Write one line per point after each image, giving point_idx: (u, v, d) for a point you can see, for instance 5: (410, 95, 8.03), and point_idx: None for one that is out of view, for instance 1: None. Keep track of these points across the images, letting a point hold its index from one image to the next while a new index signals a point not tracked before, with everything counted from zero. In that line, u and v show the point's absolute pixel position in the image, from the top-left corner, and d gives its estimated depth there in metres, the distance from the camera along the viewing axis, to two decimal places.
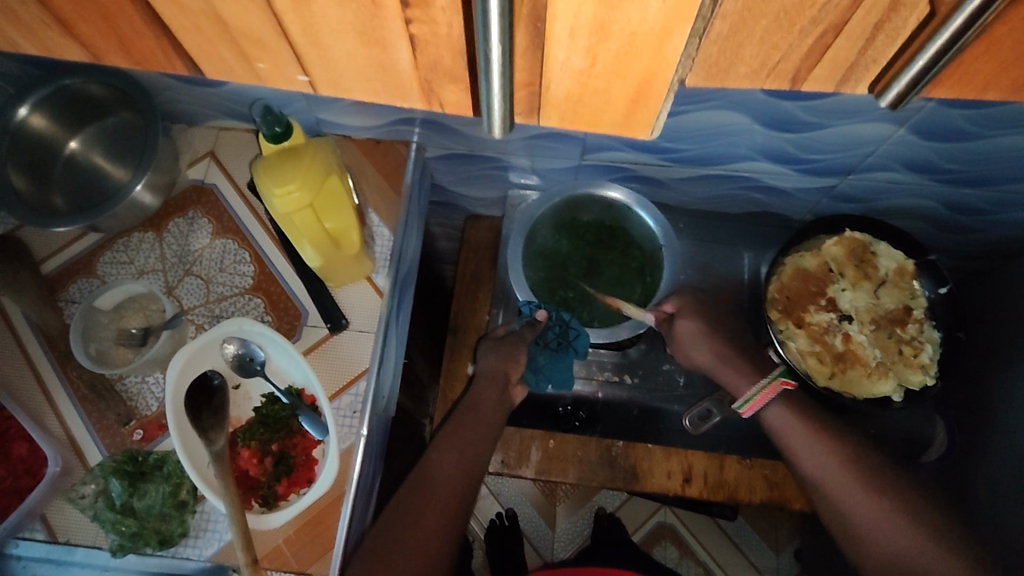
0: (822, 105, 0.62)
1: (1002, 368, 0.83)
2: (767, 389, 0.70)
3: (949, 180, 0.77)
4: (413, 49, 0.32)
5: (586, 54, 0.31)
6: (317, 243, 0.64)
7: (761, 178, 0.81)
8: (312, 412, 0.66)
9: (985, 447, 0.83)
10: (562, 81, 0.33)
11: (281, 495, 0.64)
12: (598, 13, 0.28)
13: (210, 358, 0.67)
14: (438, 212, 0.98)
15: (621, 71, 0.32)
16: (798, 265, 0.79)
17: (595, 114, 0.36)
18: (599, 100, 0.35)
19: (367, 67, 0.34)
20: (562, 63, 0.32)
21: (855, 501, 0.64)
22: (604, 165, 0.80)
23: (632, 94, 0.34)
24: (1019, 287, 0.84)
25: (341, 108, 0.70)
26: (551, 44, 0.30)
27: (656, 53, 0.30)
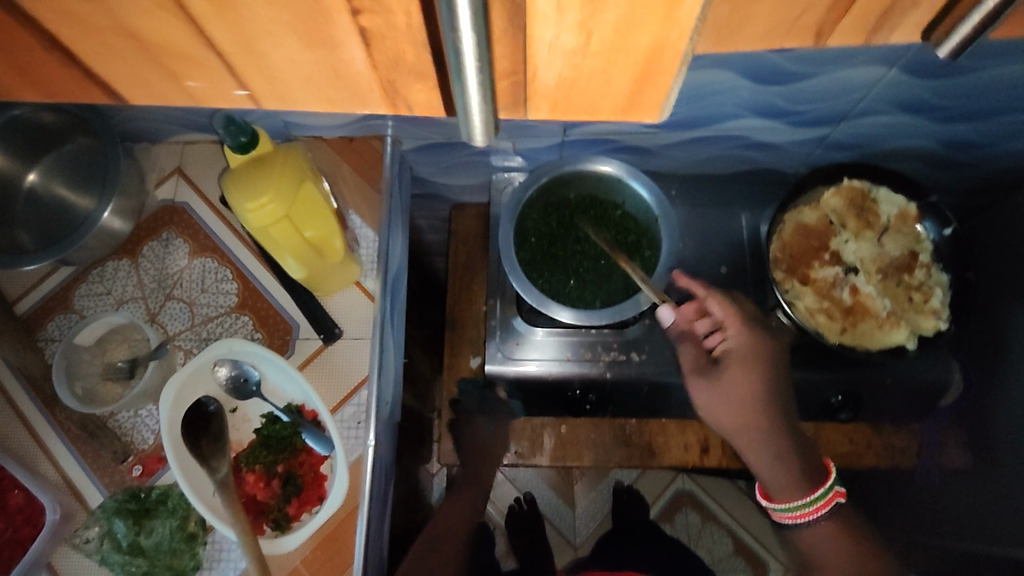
0: (812, 54, 0.60)
1: (1014, 304, 0.81)
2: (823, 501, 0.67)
3: (944, 117, 0.75)
4: (368, 45, 0.29)
5: (578, 29, 0.28)
6: (299, 255, 0.61)
7: (752, 136, 0.78)
8: (314, 427, 0.64)
9: (1001, 381, 0.81)
10: (555, 65, 0.31)
11: (293, 516, 0.61)
12: None
13: (204, 384, 0.64)
14: (421, 207, 0.95)
15: (622, 46, 0.29)
16: (798, 221, 0.77)
17: (596, 94, 0.34)
18: (598, 82, 0.32)
19: (317, 73, 0.31)
20: (551, 43, 0.29)
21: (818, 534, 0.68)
22: (590, 139, 0.78)
23: (639, 70, 0.31)
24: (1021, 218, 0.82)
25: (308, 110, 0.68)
26: (536, 22, 0.27)
27: (662, 20, 0.27)
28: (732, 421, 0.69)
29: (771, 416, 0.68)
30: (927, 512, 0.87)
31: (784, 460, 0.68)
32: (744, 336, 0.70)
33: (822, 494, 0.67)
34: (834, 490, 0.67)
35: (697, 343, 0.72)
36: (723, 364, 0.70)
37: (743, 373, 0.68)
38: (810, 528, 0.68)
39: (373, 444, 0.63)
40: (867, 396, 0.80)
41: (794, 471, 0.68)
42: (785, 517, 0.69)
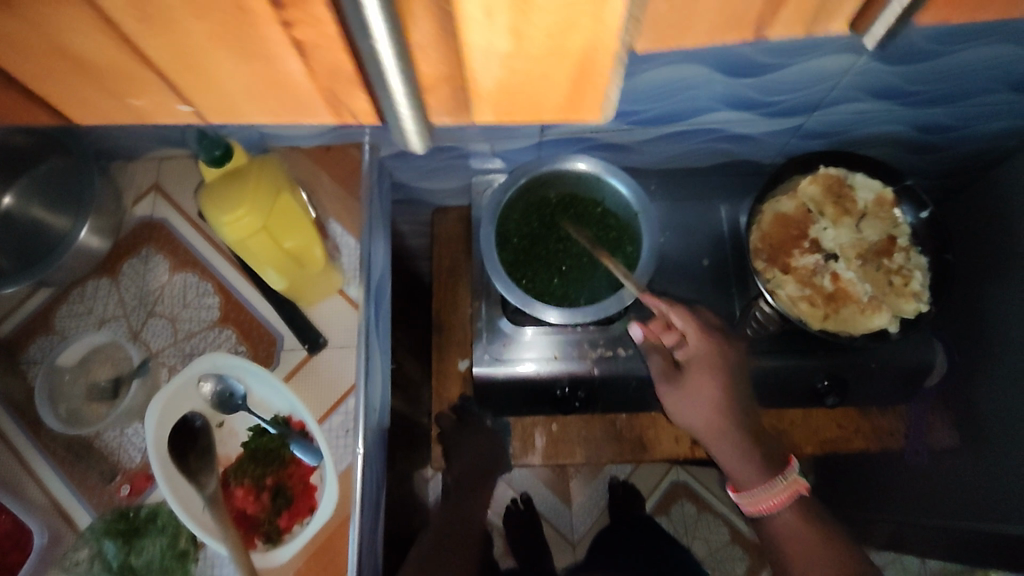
0: (781, 45, 0.61)
1: (990, 282, 0.83)
2: (784, 493, 0.69)
3: (915, 101, 0.76)
4: (302, 55, 0.35)
5: (512, 34, 0.33)
6: (279, 265, 0.61)
7: (728, 128, 0.79)
8: (303, 438, 0.63)
9: (985, 360, 0.82)
10: (499, 76, 0.37)
11: (284, 528, 0.61)
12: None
13: (189, 399, 0.64)
14: (403, 212, 0.95)
15: (557, 47, 0.34)
16: (776, 211, 0.78)
17: (541, 97, 0.39)
18: (538, 77, 0.37)
19: (262, 84, 0.37)
20: (486, 48, 0.34)
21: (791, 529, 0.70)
22: (567, 138, 0.79)
23: (575, 77, 0.37)
24: (998, 198, 0.84)
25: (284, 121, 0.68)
26: (470, 27, 0.32)
27: (591, 25, 0.32)
28: (701, 424, 0.71)
29: (736, 419, 0.70)
30: (925, 493, 0.89)
31: (751, 457, 0.70)
32: (708, 345, 0.71)
33: (785, 485, 0.69)
34: (797, 481, 0.70)
35: (666, 356, 0.74)
36: (688, 370, 0.71)
37: (707, 378, 0.70)
38: (781, 510, 0.70)
39: (361, 452, 0.63)
40: (854, 379, 0.78)
41: (763, 465, 0.70)
42: (754, 509, 0.70)
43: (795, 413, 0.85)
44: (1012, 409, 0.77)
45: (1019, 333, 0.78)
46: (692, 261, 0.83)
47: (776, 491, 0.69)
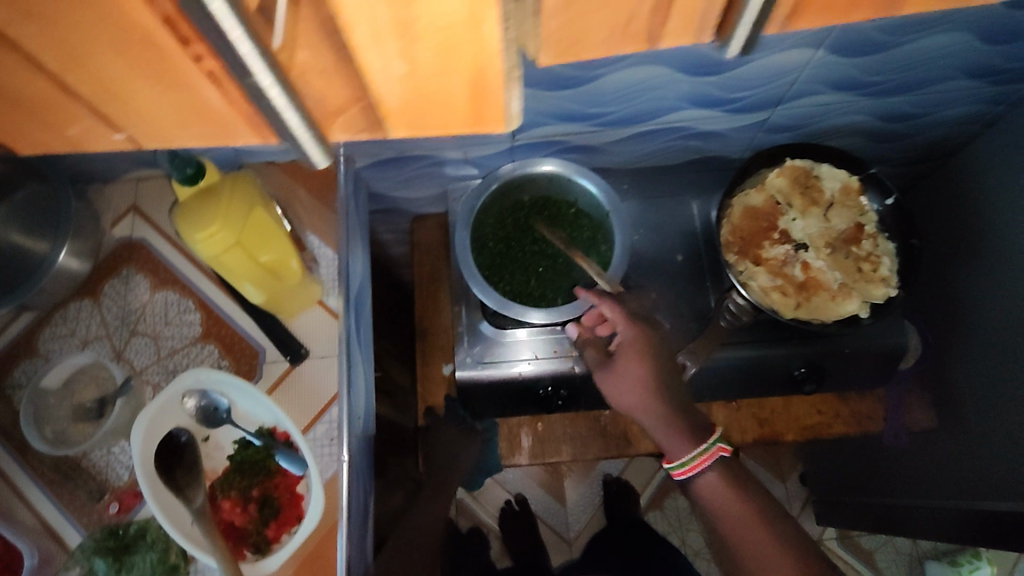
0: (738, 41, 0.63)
1: (960, 263, 0.85)
2: (705, 454, 0.69)
3: (875, 92, 0.78)
4: (218, 85, 0.31)
5: (401, 57, 0.29)
6: (256, 279, 0.62)
7: (695, 125, 0.81)
8: (288, 448, 0.65)
9: (961, 340, 0.84)
10: (390, 93, 0.32)
11: (272, 539, 0.62)
12: (393, 13, 0.26)
13: (174, 416, 0.65)
14: (383, 222, 0.96)
15: (448, 64, 0.30)
16: (745, 205, 0.80)
17: (440, 117, 0.35)
18: (439, 93, 0.32)
19: (187, 113, 0.33)
20: (382, 71, 0.30)
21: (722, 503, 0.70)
22: (538, 141, 0.80)
23: (471, 87, 0.32)
24: (966, 182, 0.87)
25: None
26: (358, 54, 0.29)
27: (474, 41, 0.28)
28: (630, 405, 0.72)
29: (663, 398, 0.70)
30: (910, 474, 0.91)
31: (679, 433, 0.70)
32: (634, 330, 0.72)
33: (706, 448, 0.69)
34: (718, 445, 0.70)
35: (599, 347, 0.75)
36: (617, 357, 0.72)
37: (635, 362, 0.71)
38: (718, 482, 0.70)
39: (345, 460, 0.64)
40: (830, 365, 0.80)
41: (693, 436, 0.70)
42: (681, 473, 0.70)
43: (776, 400, 0.87)
44: (986, 387, 0.79)
45: (989, 312, 0.80)
46: (667, 257, 0.85)
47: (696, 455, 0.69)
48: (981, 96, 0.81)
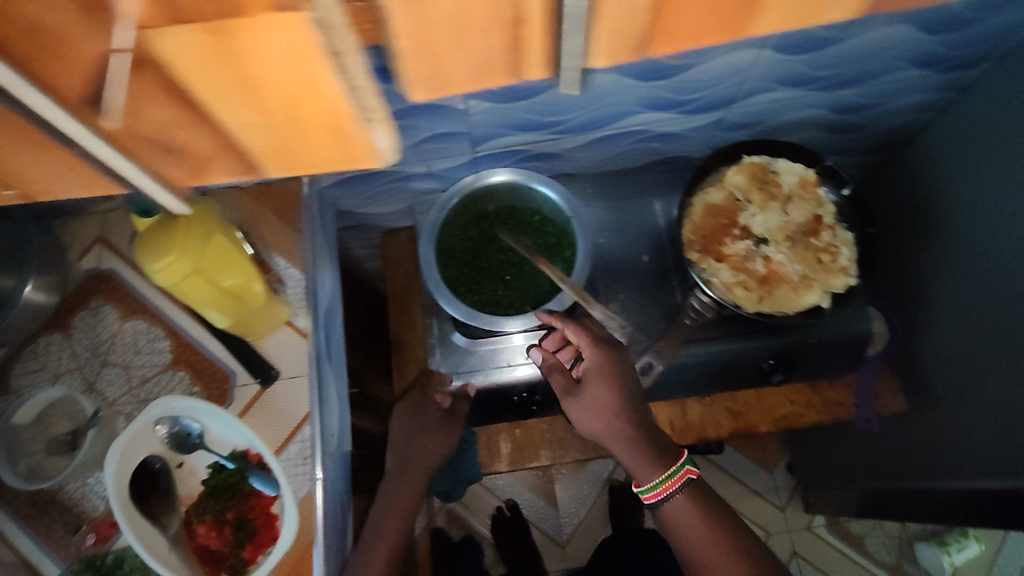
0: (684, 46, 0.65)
1: (921, 247, 0.87)
2: (676, 479, 0.70)
3: (828, 86, 0.79)
4: (75, 145, 0.36)
5: (254, 109, 0.35)
6: (219, 303, 0.63)
7: (653, 128, 0.83)
8: (261, 470, 0.65)
9: (928, 325, 0.86)
10: (254, 136, 0.37)
11: (249, 560, 0.63)
12: (235, 77, 0.32)
13: (146, 443, 0.65)
14: (353, 238, 0.97)
15: (300, 113, 0.35)
16: (706, 203, 0.81)
17: (313, 156, 0.40)
18: (304, 140, 0.38)
19: (57, 168, 0.39)
20: (241, 122, 0.36)
21: (695, 529, 0.70)
22: (499, 152, 0.81)
23: (328, 130, 0.37)
24: (924, 169, 0.88)
25: None
26: (215, 108, 0.35)
27: (315, 95, 0.33)
28: (599, 429, 0.72)
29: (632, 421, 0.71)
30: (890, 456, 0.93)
31: (645, 455, 0.71)
32: (599, 355, 0.72)
33: (675, 473, 0.70)
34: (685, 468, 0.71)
35: (565, 373, 0.76)
36: (586, 382, 0.72)
37: (600, 387, 0.71)
38: (687, 506, 0.71)
39: (320, 478, 0.66)
40: (795, 356, 0.81)
41: (659, 459, 0.71)
42: (652, 497, 0.71)
43: (748, 393, 0.88)
44: (952, 369, 0.81)
45: (953, 294, 0.82)
46: (633, 258, 0.86)
47: (668, 479, 0.70)
48: (932, 86, 0.82)
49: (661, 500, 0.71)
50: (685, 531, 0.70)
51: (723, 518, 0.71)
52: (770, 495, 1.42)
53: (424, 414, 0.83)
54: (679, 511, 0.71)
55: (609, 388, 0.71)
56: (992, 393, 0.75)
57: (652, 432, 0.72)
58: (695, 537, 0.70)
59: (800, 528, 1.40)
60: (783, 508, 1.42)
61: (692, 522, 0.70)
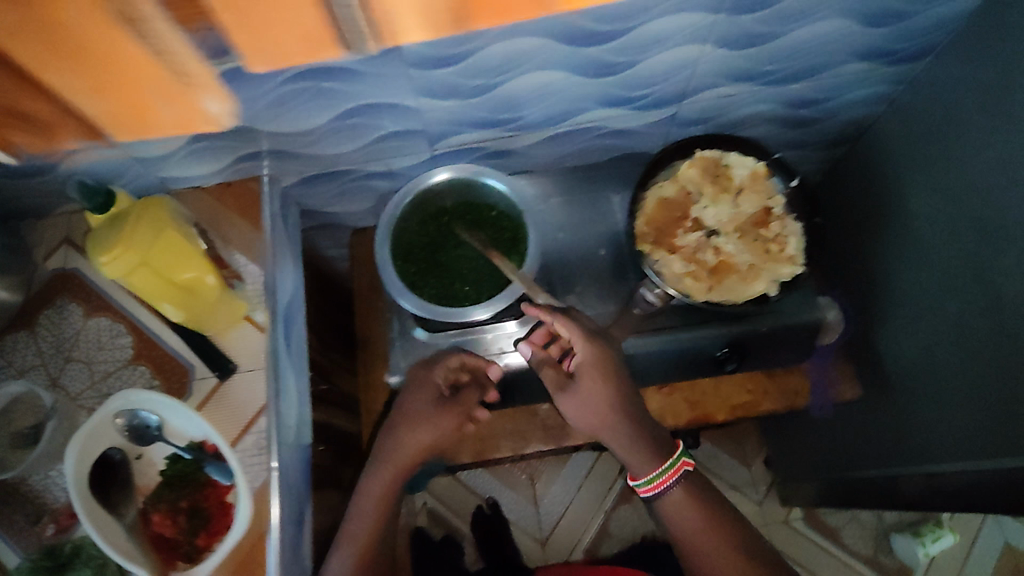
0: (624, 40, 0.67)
1: (881, 237, 0.89)
2: (673, 471, 0.80)
3: (776, 81, 0.81)
4: None
5: (59, 75, 0.54)
6: (173, 297, 0.64)
7: (607, 124, 0.84)
8: (217, 460, 0.67)
9: (891, 311, 0.88)
10: (77, 93, 0.57)
11: (203, 548, 0.64)
12: (63, 52, 0.51)
13: (106, 436, 0.67)
14: (321, 237, 0.99)
15: (113, 67, 0.54)
16: (659, 196, 0.82)
17: (147, 104, 0.60)
18: (98, 105, 0.59)
19: None
20: (67, 85, 0.56)
21: (689, 517, 0.80)
22: (456, 150, 0.83)
23: (155, 84, 0.57)
24: (880, 161, 0.89)
25: (183, 159, 0.73)
26: (48, 78, 0.54)
27: (97, 37, 0.50)
28: (592, 419, 0.78)
29: (625, 415, 0.77)
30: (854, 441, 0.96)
31: (639, 449, 0.79)
32: (591, 349, 0.75)
33: (671, 465, 0.80)
34: (681, 460, 0.81)
35: (557, 366, 0.79)
36: (578, 376, 0.76)
37: (594, 382, 0.75)
38: (682, 497, 0.81)
39: (275, 468, 0.67)
40: (753, 347, 0.84)
41: (653, 453, 0.80)
42: (648, 490, 0.81)
43: (705, 383, 0.90)
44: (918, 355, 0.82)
45: (914, 280, 0.83)
46: (592, 251, 0.87)
47: (665, 471, 0.80)
48: (881, 79, 0.84)
49: (658, 492, 0.81)
50: (677, 518, 0.81)
51: (711, 504, 0.81)
52: (747, 489, 1.43)
53: (421, 396, 0.81)
54: (674, 503, 0.81)
55: (604, 384, 0.75)
56: (951, 379, 0.77)
57: (645, 427, 0.80)
58: (685, 521, 0.80)
59: (777, 521, 1.41)
60: (761, 502, 1.43)
61: (683, 509, 0.80)
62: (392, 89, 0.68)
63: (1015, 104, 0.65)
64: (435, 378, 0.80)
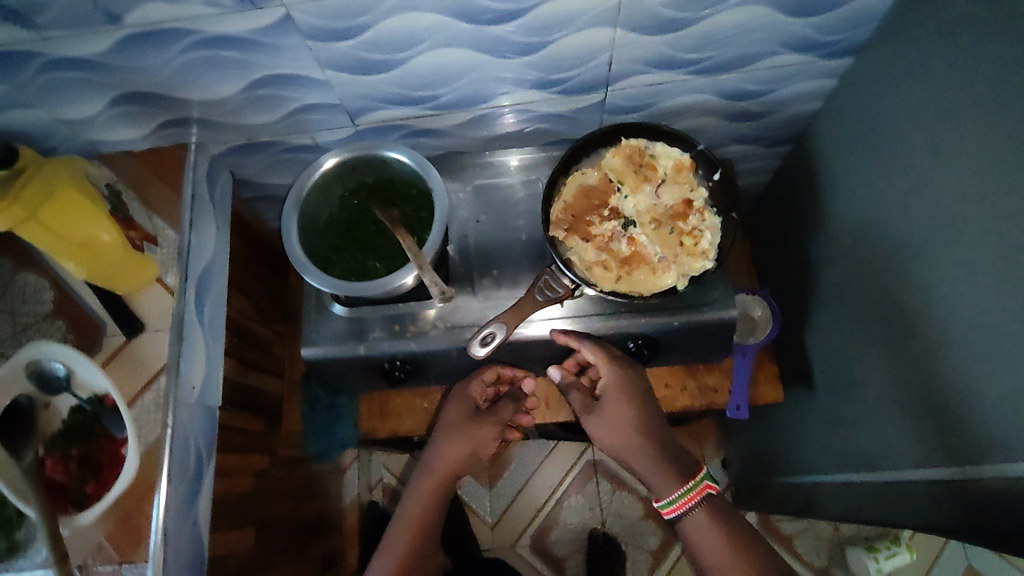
0: (526, 19, 0.66)
1: (819, 236, 0.89)
2: (694, 490, 0.76)
3: (704, 70, 0.79)
4: None
5: None
6: (75, 253, 0.68)
7: (533, 107, 0.84)
8: (113, 414, 0.71)
9: (825, 309, 0.90)
10: None
11: (92, 495, 0.68)
12: None
13: (16, 384, 0.70)
14: (265, 207, 1.01)
15: None
16: (580, 183, 0.82)
17: None
18: None
19: None
20: None
21: (714, 546, 0.74)
22: (382, 126, 0.84)
23: None
24: (822, 157, 0.87)
25: (108, 122, 0.76)
26: None
27: None
28: (618, 442, 0.80)
29: (651, 435, 0.79)
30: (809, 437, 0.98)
31: (665, 471, 0.78)
32: (616, 374, 0.80)
33: (692, 485, 0.77)
34: (703, 482, 0.77)
35: (583, 391, 0.85)
36: (604, 398, 0.81)
37: (616, 404, 0.80)
38: (705, 520, 0.76)
39: (168, 426, 0.71)
40: (663, 342, 0.83)
41: (677, 475, 0.77)
42: (669, 511, 0.77)
43: None
44: (853, 359, 0.84)
45: (844, 284, 0.85)
46: (515, 234, 0.87)
47: (683, 491, 0.76)
48: (818, 72, 0.81)
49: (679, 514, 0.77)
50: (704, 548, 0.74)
51: (738, 529, 0.75)
52: None
53: (456, 409, 0.86)
54: (700, 532, 0.75)
55: (628, 406, 0.80)
56: (874, 388, 0.80)
57: (668, 449, 0.80)
58: (710, 550, 0.74)
59: None
60: None
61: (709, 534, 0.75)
62: (295, 61, 0.69)
63: (939, 103, 0.62)
64: (470, 390, 0.86)
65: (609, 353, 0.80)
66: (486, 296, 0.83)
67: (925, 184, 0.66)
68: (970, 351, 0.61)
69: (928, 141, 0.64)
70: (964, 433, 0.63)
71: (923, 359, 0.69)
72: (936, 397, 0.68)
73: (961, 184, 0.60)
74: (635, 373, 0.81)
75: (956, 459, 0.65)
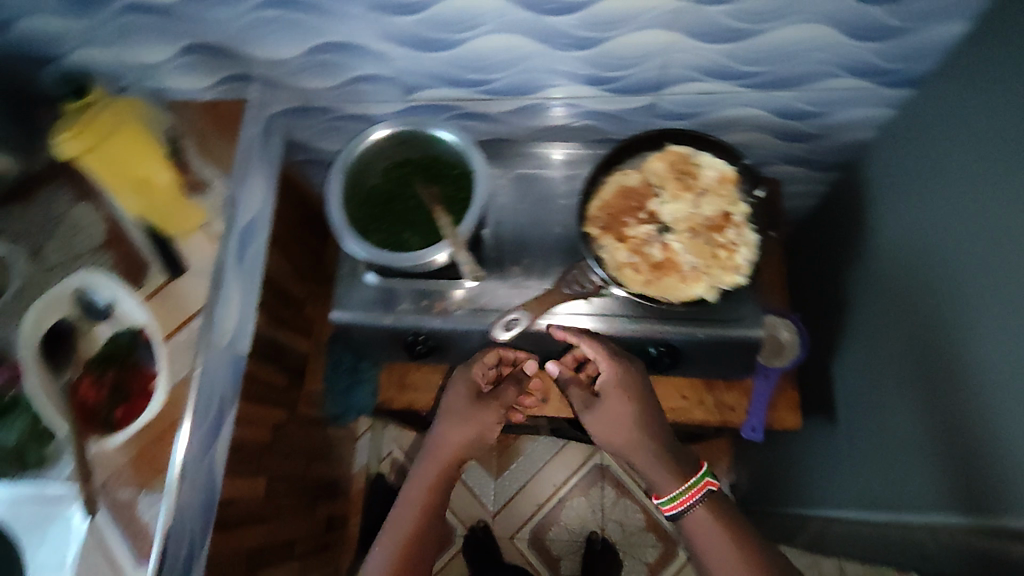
0: (583, 13, 0.66)
1: (859, 267, 0.88)
2: (695, 486, 0.74)
3: (758, 85, 0.78)
4: None
5: None
6: (134, 186, 0.72)
7: (583, 103, 0.85)
8: (148, 349, 0.74)
9: (857, 341, 0.88)
10: None
11: (120, 420, 0.72)
12: None
13: (60, 307, 0.74)
14: (312, 171, 1.04)
15: None
16: (620, 183, 0.82)
17: None
18: None
19: None
20: None
21: (716, 549, 0.71)
22: (433, 104, 0.86)
23: None
24: (871, 187, 0.85)
25: (178, 69, 0.80)
26: None
27: None
28: (622, 440, 0.78)
29: (653, 433, 0.77)
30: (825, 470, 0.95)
31: (666, 465, 0.76)
32: (614, 370, 0.78)
33: (695, 482, 0.74)
34: (705, 478, 0.75)
35: (582, 387, 0.84)
36: (605, 394, 0.79)
37: (617, 401, 0.78)
38: (705, 517, 0.74)
39: (196, 367, 0.73)
40: (684, 351, 0.83)
41: (676, 470, 0.75)
42: (670, 508, 0.75)
43: None
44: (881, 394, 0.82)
45: (880, 317, 0.83)
46: (549, 225, 0.88)
47: (684, 487, 0.74)
48: (877, 99, 0.80)
49: (680, 511, 0.74)
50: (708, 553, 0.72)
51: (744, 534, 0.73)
52: None
53: (456, 394, 0.83)
54: (703, 534, 0.73)
55: (629, 404, 0.77)
56: (897, 424, 0.78)
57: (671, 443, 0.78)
58: (714, 555, 0.71)
59: None
60: None
61: (713, 534, 0.72)
62: (357, 30, 0.71)
63: (996, 139, 0.60)
64: (471, 373, 0.83)
65: (606, 349, 0.79)
66: (513, 282, 0.84)
67: (974, 221, 0.64)
68: (1000, 399, 0.60)
69: (982, 177, 0.63)
70: (981, 479, 0.62)
71: (950, 400, 0.67)
72: (961, 442, 0.66)
73: (1010, 223, 0.59)
74: (632, 373, 0.79)
75: (970, 504, 0.63)
